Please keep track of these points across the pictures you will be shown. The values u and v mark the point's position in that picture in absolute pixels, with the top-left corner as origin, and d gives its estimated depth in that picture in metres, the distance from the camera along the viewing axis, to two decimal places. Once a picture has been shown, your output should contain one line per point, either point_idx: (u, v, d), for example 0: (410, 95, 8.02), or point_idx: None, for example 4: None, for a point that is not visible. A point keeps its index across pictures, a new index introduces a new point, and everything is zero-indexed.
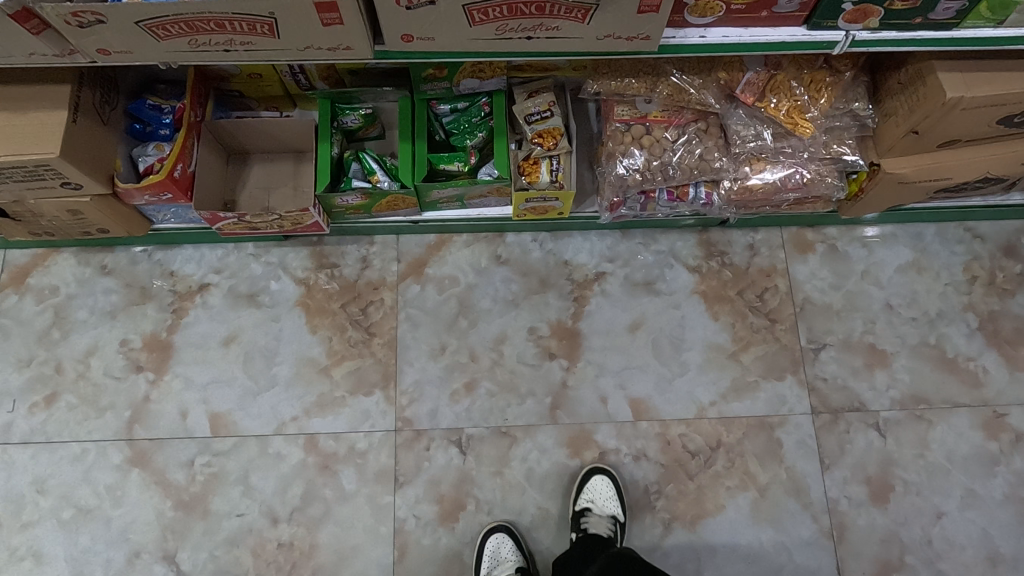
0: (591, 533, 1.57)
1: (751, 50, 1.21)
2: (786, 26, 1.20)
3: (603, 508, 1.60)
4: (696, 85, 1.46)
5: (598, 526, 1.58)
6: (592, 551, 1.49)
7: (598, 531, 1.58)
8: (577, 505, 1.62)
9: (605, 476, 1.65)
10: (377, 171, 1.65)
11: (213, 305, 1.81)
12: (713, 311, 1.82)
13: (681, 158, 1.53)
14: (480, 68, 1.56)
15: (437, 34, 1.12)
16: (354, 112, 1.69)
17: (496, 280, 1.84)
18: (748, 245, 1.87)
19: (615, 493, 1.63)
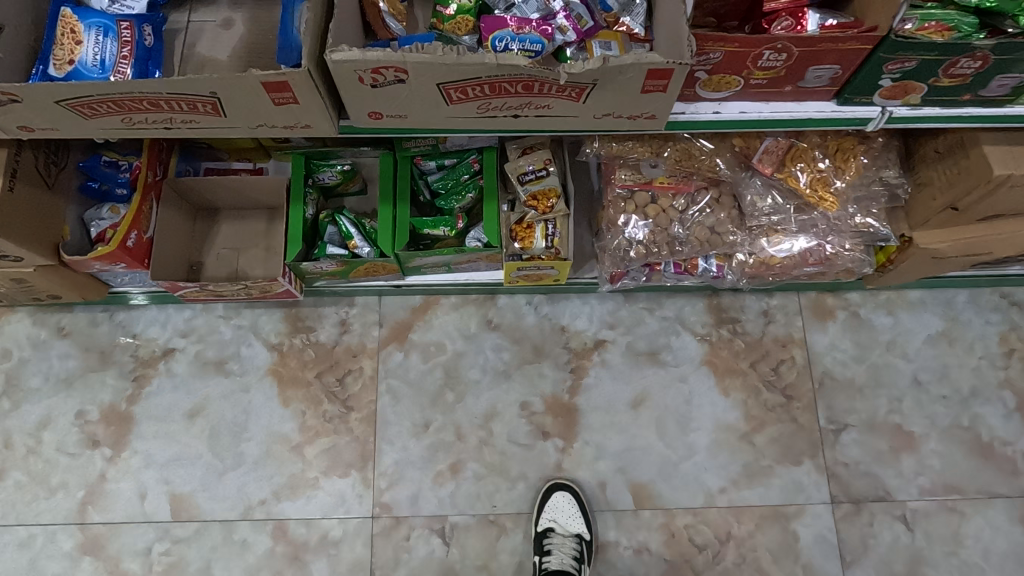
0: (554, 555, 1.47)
1: (774, 126, 1.06)
2: (812, 100, 1.04)
3: (566, 527, 1.50)
4: (709, 150, 1.30)
5: (562, 548, 1.49)
6: None
7: (561, 552, 1.48)
8: (539, 525, 1.52)
9: (567, 491, 1.55)
10: (354, 236, 1.49)
11: (177, 373, 1.67)
12: (723, 385, 1.66)
13: (690, 227, 1.38)
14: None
15: (411, 112, 0.97)
16: (331, 168, 1.54)
17: (487, 348, 1.68)
18: (763, 311, 1.72)
19: (578, 511, 1.53)
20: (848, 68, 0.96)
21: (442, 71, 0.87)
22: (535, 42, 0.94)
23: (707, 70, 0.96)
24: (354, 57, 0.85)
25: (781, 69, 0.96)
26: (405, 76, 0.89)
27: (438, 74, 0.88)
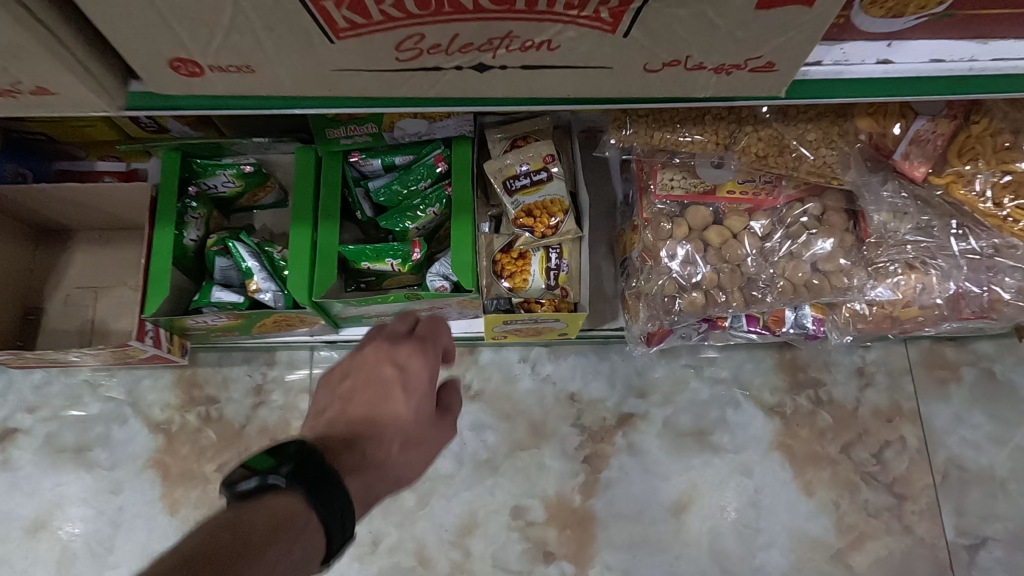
0: None
1: (980, 89, 0.59)
2: None
3: None
4: (810, 142, 0.79)
5: None
6: None
7: None
8: None
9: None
10: (253, 272, 0.99)
11: (19, 465, 1.16)
12: (805, 481, 1.15)
13: (778, 262, 0.87)
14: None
15: (259, 61, 0.47)
16: (224, 171, 1.02)
17: (463, 426, 1.18)
18: (856, 369, 1.20)
19: None
20: None
21: None
22: None
23: None
24: None
25: None
26: None
27: None
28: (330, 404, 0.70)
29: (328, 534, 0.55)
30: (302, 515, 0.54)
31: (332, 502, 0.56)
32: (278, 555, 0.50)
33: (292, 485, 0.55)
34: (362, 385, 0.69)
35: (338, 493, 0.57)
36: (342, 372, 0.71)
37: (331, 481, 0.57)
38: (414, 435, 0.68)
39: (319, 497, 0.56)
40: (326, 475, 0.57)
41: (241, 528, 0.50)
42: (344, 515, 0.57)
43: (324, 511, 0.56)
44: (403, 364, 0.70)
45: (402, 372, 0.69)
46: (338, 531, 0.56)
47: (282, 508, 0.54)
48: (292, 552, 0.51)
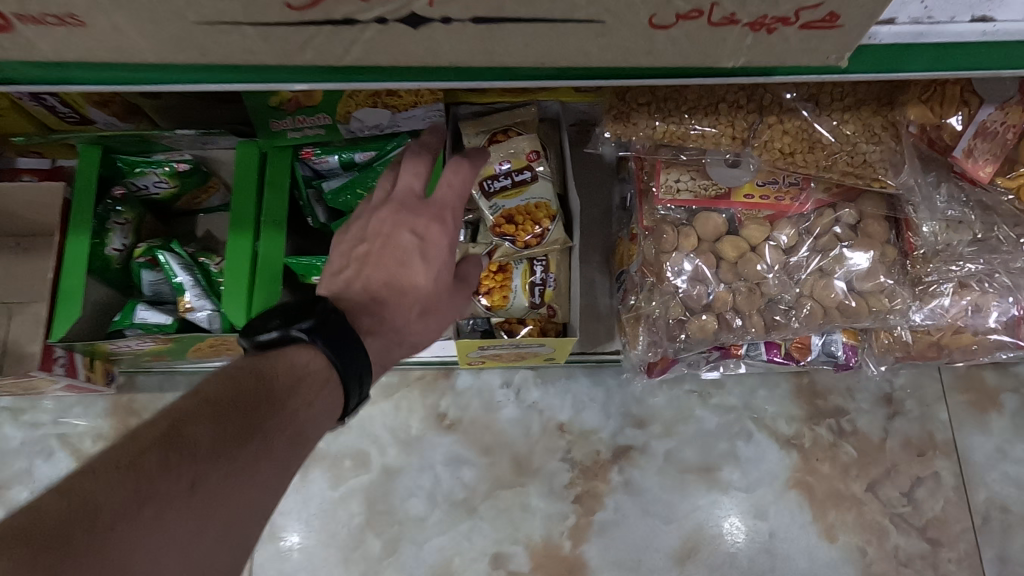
0: None
1: None
2: None
3: None
4: (845, 134, 0.65)
5: None
6: None
7: None
8: None
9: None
10: (186, 289, 0.84)
11: None
12: (826, 523, 1.01)
13: (805, 280, 0.73)
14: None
15: (85, 7, 0.35)
16: (155, 169, 0.87)
17: (437, 461, 1.03)
18: (884, 396, 1.06)
19: None
20: None
21: None
22: None
23: None
24: None
25: None
26: None
27: None
28: (345, 264, 0.63)
29: (346, 393, 0.55)
30: (323, 367, 0.54)
31: (350, 361, 0.55)
32: (300, 405, 0.50)
33: (315, 339, 0.54)
34: (379, 248, 0.62)
35: (357, 354, 0.56)
36: (357, 241, 0.63)
37: (352, 339, 0.56)
38: (431, 300, 0.62)
39: (338, 352, 0.54)
40: (347, 338, 0.55)
41: (263, 374, 0.50)
42: (362, 376, 0.56)
43: (344, 366, 0.55)
44: (423, 233, 0.62)
45: (421, 242, 0.61)
46: (356, 389, 0.56)
47: (304, 361, 0.53)
48: (314, 403, 0.52)
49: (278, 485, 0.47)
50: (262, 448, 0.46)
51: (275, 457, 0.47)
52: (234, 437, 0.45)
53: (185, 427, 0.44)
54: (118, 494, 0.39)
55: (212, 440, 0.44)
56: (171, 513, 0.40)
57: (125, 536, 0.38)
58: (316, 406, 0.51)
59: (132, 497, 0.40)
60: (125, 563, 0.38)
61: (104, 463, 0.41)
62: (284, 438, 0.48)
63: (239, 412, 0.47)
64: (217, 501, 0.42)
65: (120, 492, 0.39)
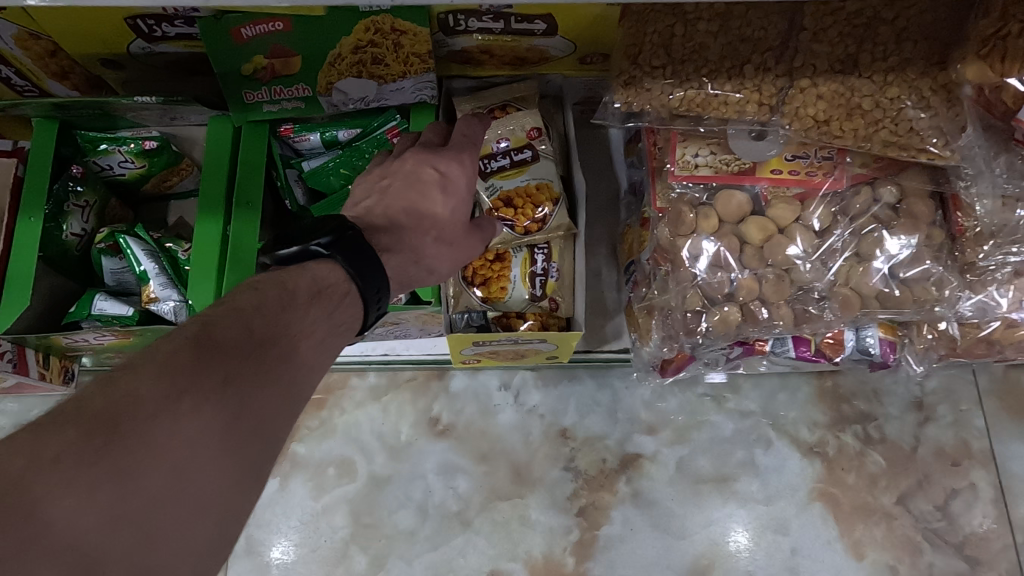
0: None
1: None
2: None
3: None
4: (887, 98, 0.58)
5: None
6: None
7: None
8: None
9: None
10: (151, 278, 0.76)
11: None
12: (852, 539, 0.93)
13: (840, 268, 0.65)
14: (376, 28, 0.68)
15: None
16: (120, 147, 0.80)
17: (429, 469, 0.95)
18: (914, 400, 0.98)
19: None
20: None
21: None
22: None
23: None
24: None
25: None
26: None
27: None
28: (367, 196, 0.63)
29: (364, 305, 0.55)
30: (342, 283, 0.54)
31: (368, 275, 0.55)
32: (320, 313, 0.50)
33: (335, 254, 0.54)
34: (401, 181, 0.62)
35: (375, 269, 0.55)
36: (380, 176, 0.64)
37: (370, 253, 0.55)
38: (451, 232, 0.63)
39: (358, 271, 0.55)
40: (366, 253, 0.55)
41: (287, 285, 0.50)
42: (380, 290, 0.56)
43: (361, 283, 0.55)
44: (445, 169, 0.62)
45: (442, 177, 0.62)
46: (374, 303, 0.56)
47: (325, 275, 0.53)
48: (335, 314, 0.52)
49: (307, 380, 0.48)
50: (292, 351, 0.47)
51: (302, 358, 0.47)
52: (265, 338, 0.45)
53: (216, 326, 0.44)
54: (160, 385, 0.39)
55: (241, 339, 0.44)
56: (212, 405, 0.40)
57: (171, 421, 0.38)
58: (336, 319, 0.52)
59: (175, 388, 0.39)
60: (175, 440, 0.38)
61: (143, 354, 0.40)
62: (310, 342, 0.48)
63: (267, 315, 0.47)
64: (256, 396, 0.43)
65: (159, 379, 0.39)
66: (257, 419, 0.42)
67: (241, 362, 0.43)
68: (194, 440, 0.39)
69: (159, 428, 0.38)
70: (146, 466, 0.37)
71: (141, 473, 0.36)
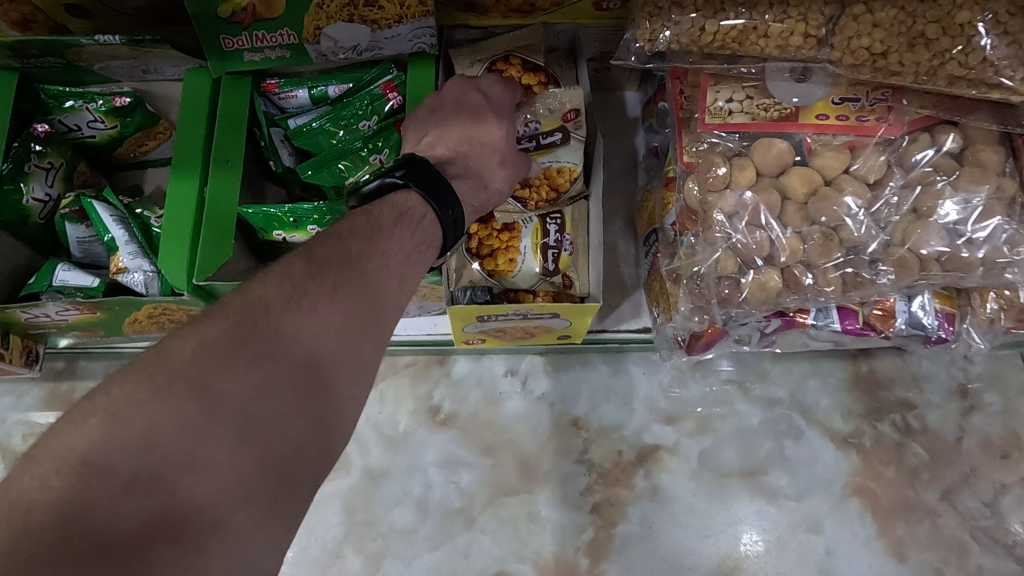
0: None
1: None
2: None
3: None
4: (956, 23, 0.50)
5: None
6: None
7: None
8: None
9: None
10: (119, 245, 0.69)
11: None
12: (892, 540, 0.84)
13: (894, 225, 0.57)
14: None
15: None
16: (89, 105, 0.73)
17: (429, 462, 0.87)
18: (959, 388, 0.89)
19: None
20: None
21: None
22: None
23: None
24: None
25: None
26: None
27: None
28: (431, 133, 0.58)
29: (443, 230, 0.54)
30: (420, 208, 0.52)
31: (446, 204, 0.54)
32: (405, 233, 0.49)
33: (413, 184, 0.53)
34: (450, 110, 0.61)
35: (451, 198, 0.54)
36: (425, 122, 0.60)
37: (444, 185, 0.54)
38: None
39: (431, 197, 0.53)
40: (439, 183, 0.54)
41: (371, 214, 0.49)
42: (457, 219, 0.55)
43: (439, 210, 0.53)
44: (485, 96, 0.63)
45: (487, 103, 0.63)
46: (451, 230, 0.54)
47: (404, 199, 0.52)
48: (419, 233, 0.51)
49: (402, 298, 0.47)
50: (388, 268, 0.46)
51: (397, 277, 0.47)
52: (363, 256, 0.45)
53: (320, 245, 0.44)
54: (281, 290, 0.40)
55: (343, 254, 0.44)
56: (326, 306, 0.41)
57: (294, 324, 0.39)
58: (420, 239, 0.51)
59: (293, 290, 0.40)
60: (297, 341, 0.39)
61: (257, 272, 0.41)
62: (402, 262, 0.48)
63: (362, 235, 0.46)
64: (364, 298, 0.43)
65: (278, 289, 0.39)
66: (364, 325, 0.43)
67: (346, 272, 0.43)
68: (314, 339, 0.39)
69: (284, 327, 0.38)
70: (276, 361, 0.37)
71: (270, 365, 0.37)
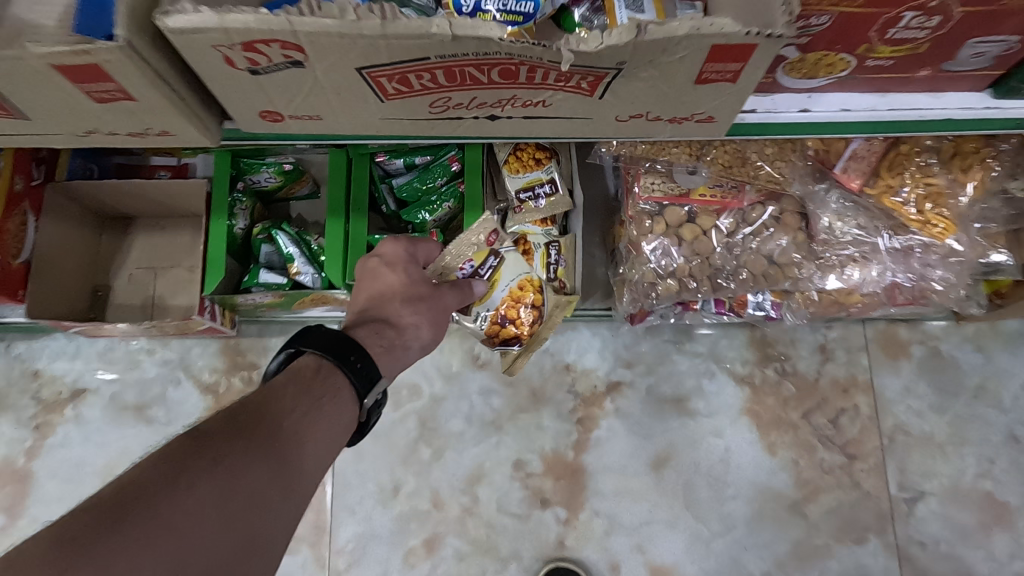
0: None
1: (816, 131, 0.71)
2: (898, 91, 0.67)
3: None
4: (767, 155, 0.95)
5: None
6: None
7: None
8: None
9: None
10: (295, 258, 1.15)
11: (89, 420, 1.35)
12: (768, 441, 1.32)
13: (742, 255, 1.02)
14: None
15: (328, 112, 0.62)
16: (268, 168, 1.17)
17: (472, 391, 1.35)
18: (819, 346, 1.37)
19: None
20: None
21: (362, 49, 0.52)
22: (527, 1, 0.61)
23: (801, 45, 0.59)
24: (206, 23, 0.49)
25: (922, 42, 0.59)
26: (302, 57, 0.53)
27: (356, 50, 0.52)
28: None
29: (348, 382, 0.80)
30: (315, 366, 0.79)
31: (347, 363, 0.80)
32: (287, 401, 0.73)
33: (308, 346, 0.80)
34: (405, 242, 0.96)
35: (349, 360, 0.80)
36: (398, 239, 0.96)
37: (330, 347, 0.80)
38: None
39: (337, 361, 0.80)
40: (324, 343, 0.80)
41: (269, 388, 0.74)
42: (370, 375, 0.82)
43: (334, 365, 0.80)
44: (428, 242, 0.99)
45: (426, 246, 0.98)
46: (361, 381, 0.81)
47: (300, 364, 0.79)
48: (309, 395, 0.75)
49: (281, 462, 0.67)
50: (267, 437, 0.68)
51: (276, 440, 0.68)
52: (242, 434, 0.66)
53: (205, 432, 0.65)
54: (167, 472, 0.59)
55: (221, 436, 0.65)
56: (205, 480, 0.60)
57: (172, 501, 0.57)
58: (306, 402, 0.74)
59: (177, 472, 0.59)
60: (176, 510, 0.57)
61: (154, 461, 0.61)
62: (285, 427, 0.70)
63: (244, 416, 0.69)
64: (240, 467, 0.63)
65: (167, 473, 0.59)
66: (238, 491, 0.62)
67: (224, 448, 0.64)
68: (191, 510, 0.58)
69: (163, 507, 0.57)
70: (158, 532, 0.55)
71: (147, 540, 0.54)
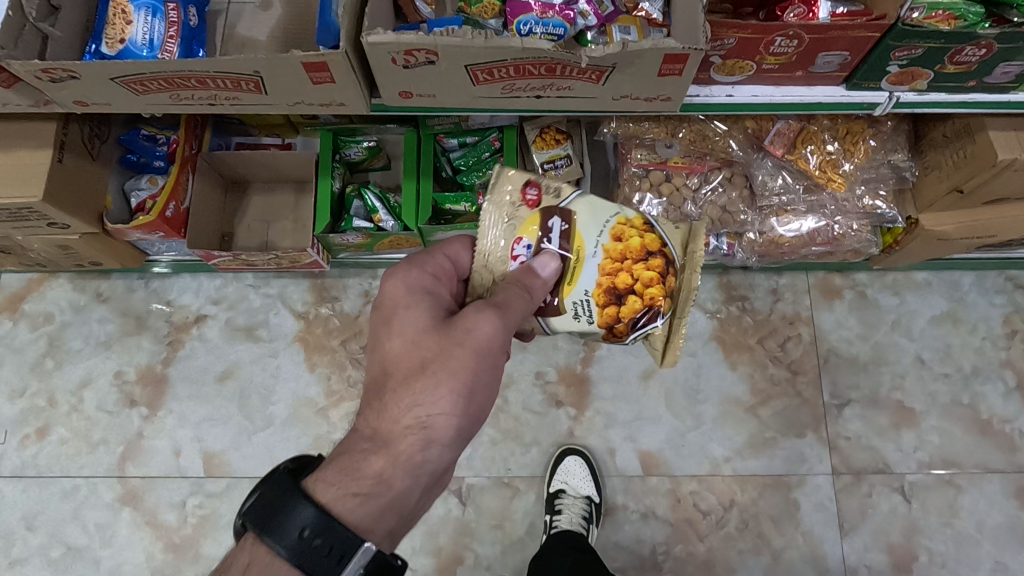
0: (564, 514, 1.54)
1: (740, 109, 1.12)
2: (788, 84, 1.08)
3: (577, 489, 1.57)
4: (722, 132, 1.35)
5: (571, 507, 1.55)
6: (580, 543, 1.48)
7: (571, 510, 1.54)
8: (551, 485, 1.60)
9: (579, 455, 1.63)
10: (380, 210, 1.57)
11: (210, 338, 1.76)
12: (731, 360, 1.72)
13: (703, 206, 1.43)
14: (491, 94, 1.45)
15: (440, 93, 1.04)
16: (358, 145, 1.59)
17: None
18: (771, 289, 1.77)
19: (588, 474, 1.61)
20: (857, 54, 1.00)
21: (470, 54, 0.93)
22: (558, 27, 1.03)
23: (721, 54, 1.00)
24: (389, 40, 0.90)
25: (792, 54, 1.00)
26: (436, 58, 0.94)
27: (467, 56, 0.93)
28: None
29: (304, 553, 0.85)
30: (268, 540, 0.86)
31: (298, 533, 0.85)
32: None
33: (258, 519, 0.86)
34: (429, 266, 1.00)
35: (298, 531, 0.85)
36: (415, 264, 1.00)
37: (277, 519, 0.86)
38: None
39: (296, 544, 0.85)
40: (275, 513, 0.86)
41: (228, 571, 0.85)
42: (331, 545, 0.85)
43: (285, 539, 0.85)
44: (453, 257, 1.03)
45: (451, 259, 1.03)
46: (320, 552, 0.85)
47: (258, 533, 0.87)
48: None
49: None
50: None
51: None
52: None
53: None
54: None
55: None
56: None
57: None
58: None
59: None
60: None
61: None
62: None
63: None
64: None
65: None
66: None
67: None
68: None
69: None
70: None
71: None
